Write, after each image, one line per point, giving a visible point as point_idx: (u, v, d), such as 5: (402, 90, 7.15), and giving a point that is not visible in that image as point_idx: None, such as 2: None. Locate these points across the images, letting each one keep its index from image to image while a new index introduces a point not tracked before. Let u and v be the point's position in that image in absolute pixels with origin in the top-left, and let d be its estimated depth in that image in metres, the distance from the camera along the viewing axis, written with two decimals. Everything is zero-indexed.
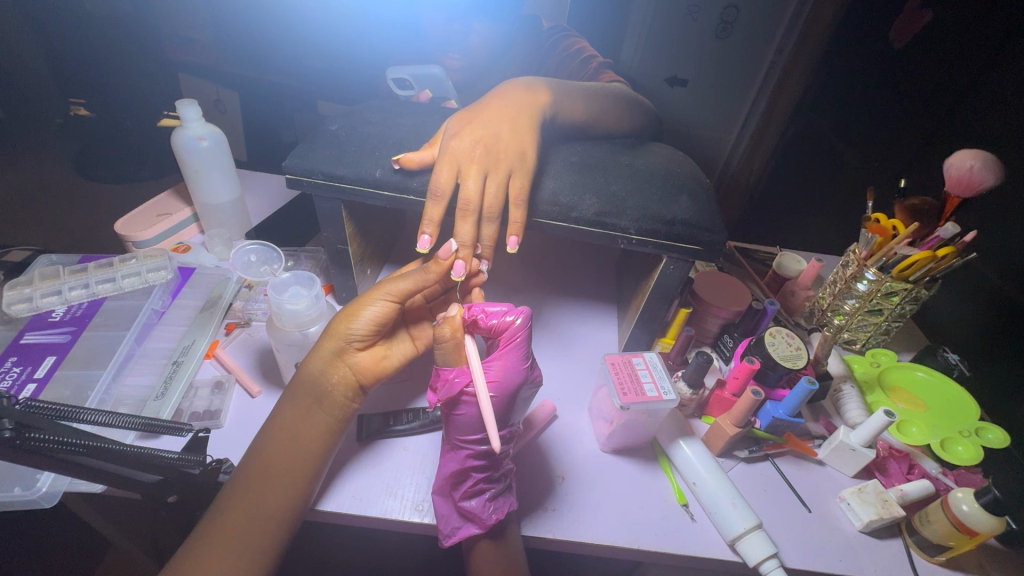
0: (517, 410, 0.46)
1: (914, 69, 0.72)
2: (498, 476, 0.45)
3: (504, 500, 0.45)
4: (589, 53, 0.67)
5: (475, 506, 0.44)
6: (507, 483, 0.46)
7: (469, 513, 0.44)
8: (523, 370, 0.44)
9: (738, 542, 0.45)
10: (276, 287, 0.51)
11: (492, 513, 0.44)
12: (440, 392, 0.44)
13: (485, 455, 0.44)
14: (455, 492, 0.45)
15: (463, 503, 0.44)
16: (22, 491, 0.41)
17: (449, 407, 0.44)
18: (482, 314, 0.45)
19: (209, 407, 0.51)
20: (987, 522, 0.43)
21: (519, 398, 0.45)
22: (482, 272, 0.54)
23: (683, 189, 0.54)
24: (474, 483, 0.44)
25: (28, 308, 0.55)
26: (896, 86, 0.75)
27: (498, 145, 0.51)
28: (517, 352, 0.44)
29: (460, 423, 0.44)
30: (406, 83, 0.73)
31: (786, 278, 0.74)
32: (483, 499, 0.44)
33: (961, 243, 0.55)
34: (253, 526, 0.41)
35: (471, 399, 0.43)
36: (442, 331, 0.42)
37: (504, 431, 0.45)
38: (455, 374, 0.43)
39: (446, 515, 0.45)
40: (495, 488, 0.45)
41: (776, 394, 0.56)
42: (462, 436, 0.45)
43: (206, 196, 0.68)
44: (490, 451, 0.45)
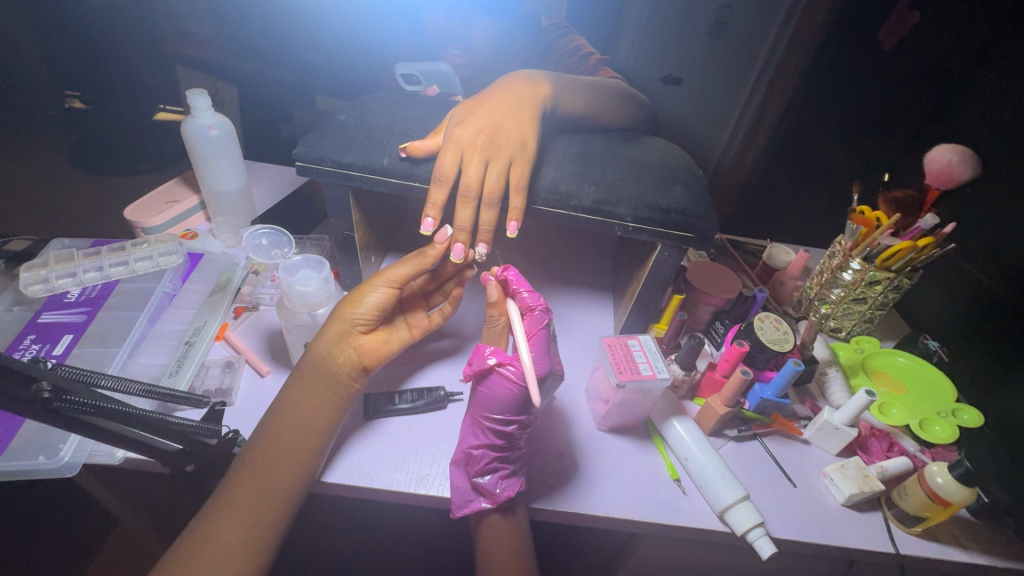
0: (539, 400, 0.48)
1: (905, 65, 0.73)
2: (513, 453, 0.48)
3: (515, 479, 0.47)
4: (588, 50, 0.73)
5: (487, 482, 0.46)
6: (518, 465, 0.48)
7: (481, 488, 0.46)
8: (546, 362, 0.46)
9: (727, 513, 0.48)
10: (287, 269, 0.53)
11: (501, 488, 0.46)
12: (472, 366, 0.48)
13: (505, 435, 0.47)
14: (471, 468, 0.47)
15: (475, 478, 0.47)
16: (46, 459, 0.42)
17: (479, 380, 0.48)
18: (518, 286, 0.50)
19: (220, 385, 0.53)
20: (959, 493, 0.46)
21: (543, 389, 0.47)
22: (474, 266, 0.58)
23: (677, 179, 0.57)
24: (490, 460, 0.47)
25: (44, 288, 0.57)
26: (887, 85, 0.76)
27: (501, 135, 0.53)
28: (540, 343, 0.46)
29: (488, 400, 0.47)
30: (414, 78, 0.76)
31: (775, 269, 0.77)
32: (497, 476, 0.47)
33: (942, 234, 0.58)
34: (265, 494, 0.42)
35: (501, 376, 0.47)
36: (494, 313, 0.50)
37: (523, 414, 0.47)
38: (491, 350, 0.47)
39: (457, 487, 0.47)
40: (508, 468, 0.47)
41: (764, 376, 0.59)
42: (485, 416, 0.47)
43: (214, 184, 0.69)
44: (511, 433, 0.47)
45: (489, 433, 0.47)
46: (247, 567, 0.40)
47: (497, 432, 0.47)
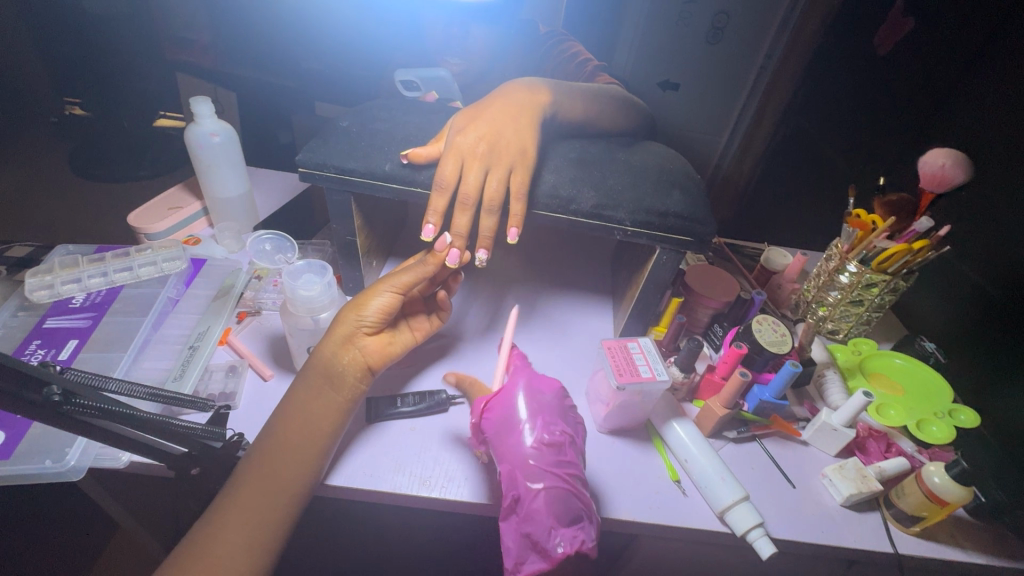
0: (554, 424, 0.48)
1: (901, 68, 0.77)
2: (575, 506, 0.43)
3: (576, 530, 0.41)
4: (585, 57, 0.73)
5: (538, 534, 0.41)
6: (579, 515, 0.42)
7: (534, 544, 0.41)
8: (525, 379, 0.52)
9: (727, 514, 0.48)
10: (291, 274, 0.53)
11: (569, 540, 0.41)
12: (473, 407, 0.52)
13: (537, 478, 0.44)
14: (520, 525, 0.43)
15: (526, 532, 0.42)
16: (53, 463, 0.43)
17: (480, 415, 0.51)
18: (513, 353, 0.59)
19: (224, 389, 0.53)
20: (956, 492, 0.47)
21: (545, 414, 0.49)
22: (461, 271, 0.58)
23: (675, 184, 0.57)
24: (533, 510, 0.43)
25: (50, 294, 0.57)
26: (889, 85, 0.79)
27: (501, 141, 0.54)
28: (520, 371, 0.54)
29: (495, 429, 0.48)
30: (413, 85, 0.75)
31: (774, 271, 0.77)
32: (550, 528, 0.41)
33: (936, 236, 0.58)
34: (268, 499, 0.43)
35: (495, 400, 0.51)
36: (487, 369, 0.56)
37: (545, 446, 0.46)
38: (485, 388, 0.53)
39: (510, 546, 0.43)
40: (561, 516, 0.42)
41: (762, 377, 0.60)
42: (509, 459, 0.46)
43: (216, 190, 0.70)
44: (544, 475, 0.44)
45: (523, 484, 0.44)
46: (251, 569, 0.41)
47: (534, 481, 0.44)
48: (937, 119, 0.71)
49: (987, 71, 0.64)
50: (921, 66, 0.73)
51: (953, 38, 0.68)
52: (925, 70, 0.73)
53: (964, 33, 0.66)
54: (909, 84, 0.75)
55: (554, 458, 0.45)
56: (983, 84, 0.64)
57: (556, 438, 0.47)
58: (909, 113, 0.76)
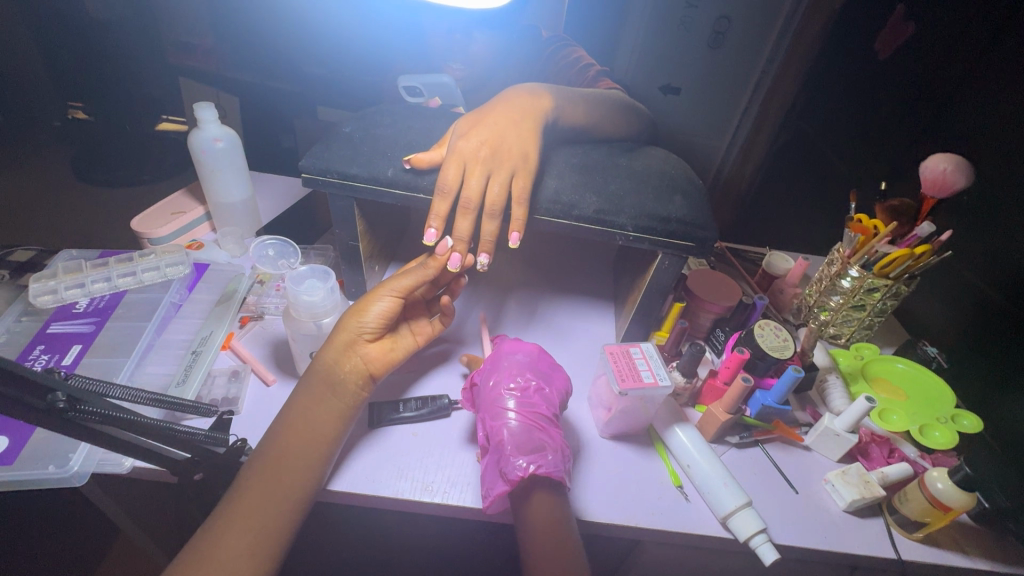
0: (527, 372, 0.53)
1: (901, 72, 0.77)
2: (536, 440, 0.47)
3: (535, 457, 0.45)
4: (586, 62, 0.73)
5: (503, 459, 0.46)
6: (540, 447, 0.46)
7: (500, 469, 0.46)
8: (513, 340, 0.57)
9: (730, 519, 0.48)
10: (294, 279, 0.53)
11: (527, 463, 0.44)
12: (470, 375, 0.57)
13: (505, 414, 0.49)
14: (493, 457, 0.47)
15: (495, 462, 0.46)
16: (56, 469, 0.43)
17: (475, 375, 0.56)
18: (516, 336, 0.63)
19: (227, 394, 0.53)
20: (959, 498, 0.47)
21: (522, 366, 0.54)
22: (464, 275, 0.58)
23: (676, 189, 0.57)
24: (501, 440, 0.47)
25: (54, 299, 0.57)
26: (889, 89, 0.79)
27: (503, 147, 0.54)
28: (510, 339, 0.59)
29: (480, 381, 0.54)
30: (417, 90, 0.71)
31: (776, 276, 0.77)
32: (512, 454, 0.45)
33: (938, 241, 0.58)
34: (270, 504, 0.43)
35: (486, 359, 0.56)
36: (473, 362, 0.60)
37: (515, 390, 0.51)
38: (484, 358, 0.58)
39: (484, 477, 0.47)
40: (522, 445, 0.46)
41: (764, 382, 0.60)
42: (486, 401, 0.51)
43: (219, 195, 0.70)
44: (511, 411, 0.49)
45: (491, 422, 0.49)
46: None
47: (501, 419, 0.48)
48: (937, 122, 0.71)
49: (986, 76, 0.64)
50: (921, 71, 0.74)
51: (953, 43, 0.68)
52: (925, 74, 0.73)
53: (964, 38, 0.67)
54: (908, 88, 0.76)
55: (522, 400, 0.50)
56: (982, 88, 0.64)
57: (522, 385, 0.51)
58: (908, 117, 0.76)
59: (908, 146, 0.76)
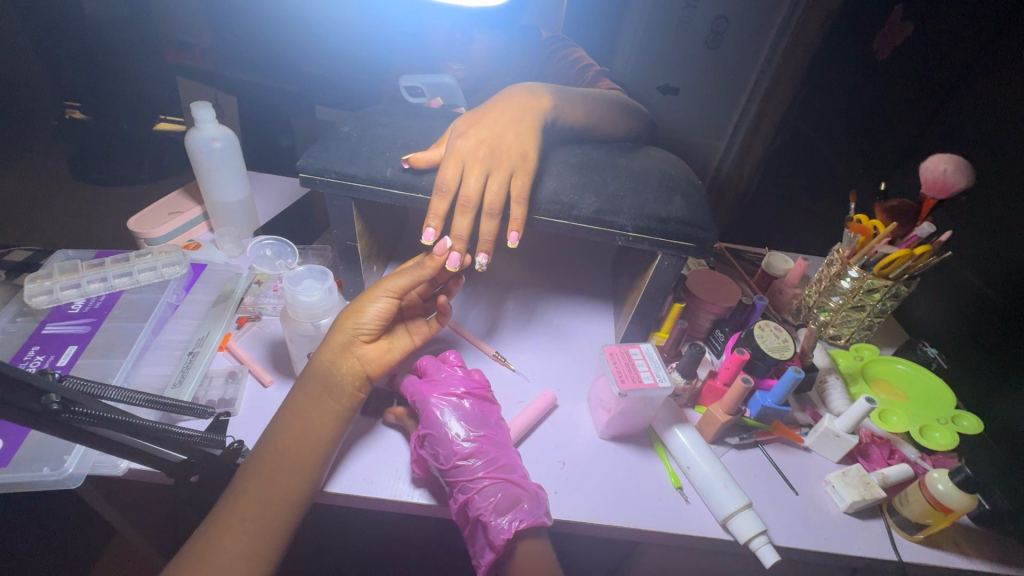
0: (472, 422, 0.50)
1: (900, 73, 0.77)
2: (511, 495, 0.46)
3: (517, 515, 0.44)
4: (586, 62, 0.73)
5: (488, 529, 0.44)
6: (518, 499, 0.46)
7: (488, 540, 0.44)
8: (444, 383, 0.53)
9: (730, 521, 0.48)
10: (291, 280, 0.53)
11: (511, 523, 0.44)
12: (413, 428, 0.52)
13: (467, 478, 0.46)
14: (474, 526, 0.46)
15: (481, 531, 0.45)
16: (50, 471, 0.42)
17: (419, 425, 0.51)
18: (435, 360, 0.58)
19: (223, 395, 0.53)
20: (961, 499, 0.47)
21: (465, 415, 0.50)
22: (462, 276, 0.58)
23: (676, 190, 0.57)
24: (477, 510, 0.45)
25: (49, 300, 0.57)
26: (887, 90, 0.80)
27: (501, 146, 0.54)
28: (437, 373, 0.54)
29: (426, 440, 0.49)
30: (418, 91, 0.71)
31: (775, 276, 0.77)
32: (496, 520, 0.44)
33: (937, 242, 0.58)
34: (267, 506, 0.42)
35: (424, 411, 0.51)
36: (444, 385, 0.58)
37: (464, 448, 0.47)
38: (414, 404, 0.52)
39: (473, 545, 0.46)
40: (500, 508, 0.45)
41: (765, 384, 0.59)
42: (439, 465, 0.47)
43: (216, 195, 0.70)
44: (470, 476, 0.46)
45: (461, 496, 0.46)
46: None
47: (471, 488, 0.46)
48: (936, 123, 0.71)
49: (985, 76, 0.64)
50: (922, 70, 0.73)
51: (951, 44, 0.68)
52: (925, 75, 0.73)
53: (962, 38, 0.67)
54: (906, 88, 0.76)
55: (481, 461, 0.47)
56: (981, 88, 0.64)
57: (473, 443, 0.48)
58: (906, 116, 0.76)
59: (906, 147, 0.76)
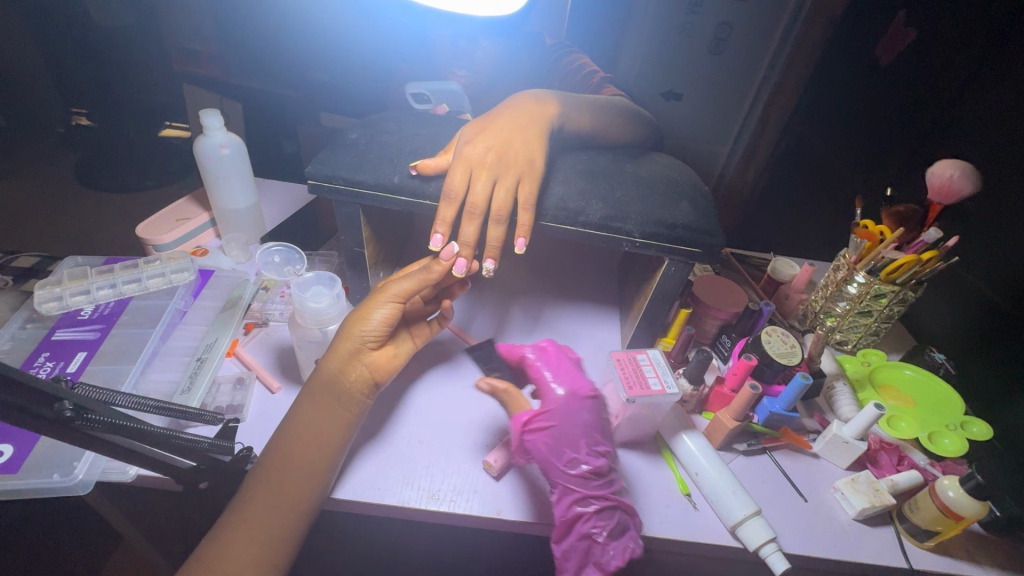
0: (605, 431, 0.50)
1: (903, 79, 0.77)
2: (620, 515, 0.46)
3: (626, 538, 0.44)
4: (592, 69, 0.72)
5: (596, 546, 0.44)
6: (620, 519, 0.46)
7: (592, 556, 0.44)
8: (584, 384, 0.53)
9: (739, 528, 0.48)
10: (299, 286, 0.53)
11: (618, 546, 0.44)
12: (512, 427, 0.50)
13: (591, 489, 0.46)
14: (571, 537, 0.45)
15: (579, 543, 0.45)
16: (61, 478, 0.43)
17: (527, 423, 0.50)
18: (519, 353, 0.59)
19: (231, 402, 0.53)
20: (972, 507, 0.46)
21: (598, 419, 0.50)
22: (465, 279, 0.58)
23: (683, 196, 0.57)
24: (592, 524, 0.45)
25: (59, 306, 0.57)
26: (890, 98, 0.79)
27: (508, 153, 0.54)
28: (568, 370, 0.55)
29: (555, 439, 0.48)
30: (423, 97, 0.72)
31: (781, 282, 0.76)
32: (604, 539, 0.44)
33: (945, 247, 0.59)
34: (274, 513, 0.42)
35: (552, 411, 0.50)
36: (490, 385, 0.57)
37: (597, 459, 0.47)
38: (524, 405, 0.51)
39: (560, 556, 0.46)
40: (608, 527, 0.45)
41: (772, 390, 0.59)
42: (563, 471, 0.47)
43: (224, 202, 0.70)
44: (597, 489, 0.46)
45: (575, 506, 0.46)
46: None
47: (586, 500, 0.46)
48: None
49: None
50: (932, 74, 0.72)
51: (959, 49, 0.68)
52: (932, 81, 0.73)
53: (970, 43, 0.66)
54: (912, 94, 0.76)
55: (596, 475, 0.47)
56: None
57: (597, 453, 0.48)
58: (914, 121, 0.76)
59: None
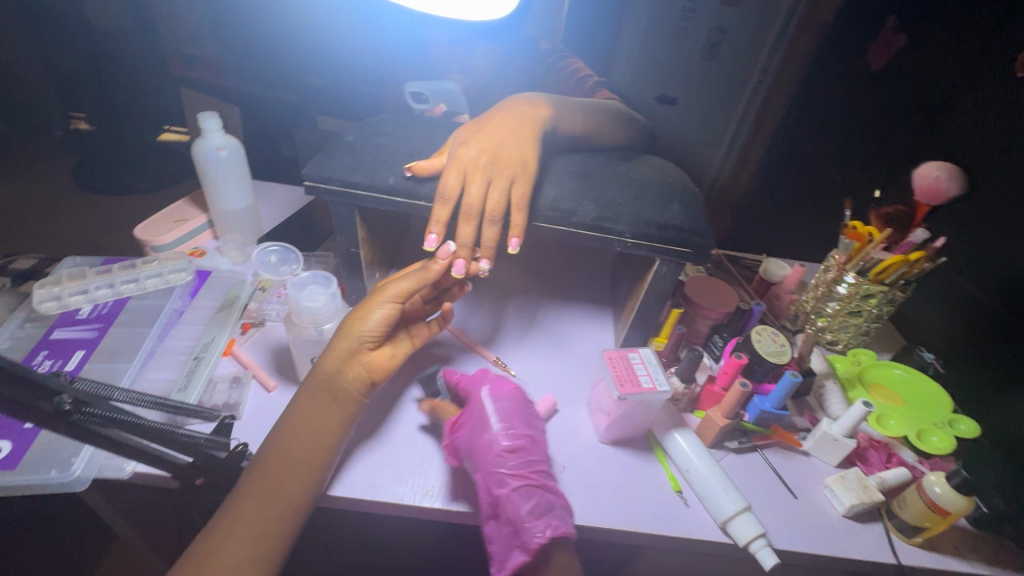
0: (526, 421, 0.52)
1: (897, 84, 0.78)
2: (546, 498, 0.46)
3: (552, 517, 0.44)
4: (587, 74, 0.74)
5: (522, 525, 0.44)
6: (553, 502, 0.46)
7: (519, 538, 0.44)
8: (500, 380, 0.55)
9: (729, 524, 0.48)
10: (296, 285, 0.54)
11: (546, 527, 0.43)
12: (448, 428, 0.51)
13: (511, 471, 0.47)
14: (502, 521, 0.45)
15: (511, 527, 0.44)
16: (58, 473, 0.43)
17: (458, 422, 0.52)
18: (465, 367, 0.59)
19: (228, 400, 0.53)
20: (958, 502, 0.47)
21: (522, 412, 0.52)
22: (467, 282, 0.59)
23: (674, 197, 0.58)
24: (513, 501, 0.45)
25: (57, 305, 0.58)
26: (886, 102, 0.80)
27: (502, 155, 0.55)
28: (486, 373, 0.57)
29: (472, 426, 0.50)
30: (422, 97, 0.75)
31: (773, 282, 0.78)
32: (531, 517, 0.44)
33: (932, 247, 0.60)
34: (270, 508, 0.43)
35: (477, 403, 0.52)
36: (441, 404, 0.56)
37: (511, 441, 0.49)
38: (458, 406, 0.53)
39: (497, 546, 0.45)
40: (536, 507, 0.45)
41: (763, 389, 0.60)
42: (482, 456, 0.48)
43: (221, 204, 0.71)
44: (512, 470, 0.47)
45: (495, 489, 0.46)
46: None
47: (505, 480, 0.46)
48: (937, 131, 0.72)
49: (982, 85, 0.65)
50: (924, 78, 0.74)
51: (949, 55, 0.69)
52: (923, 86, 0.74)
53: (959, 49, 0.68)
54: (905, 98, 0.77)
55: (517, 458, 0.48)
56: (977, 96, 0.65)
57: (518, 438, 0.49)
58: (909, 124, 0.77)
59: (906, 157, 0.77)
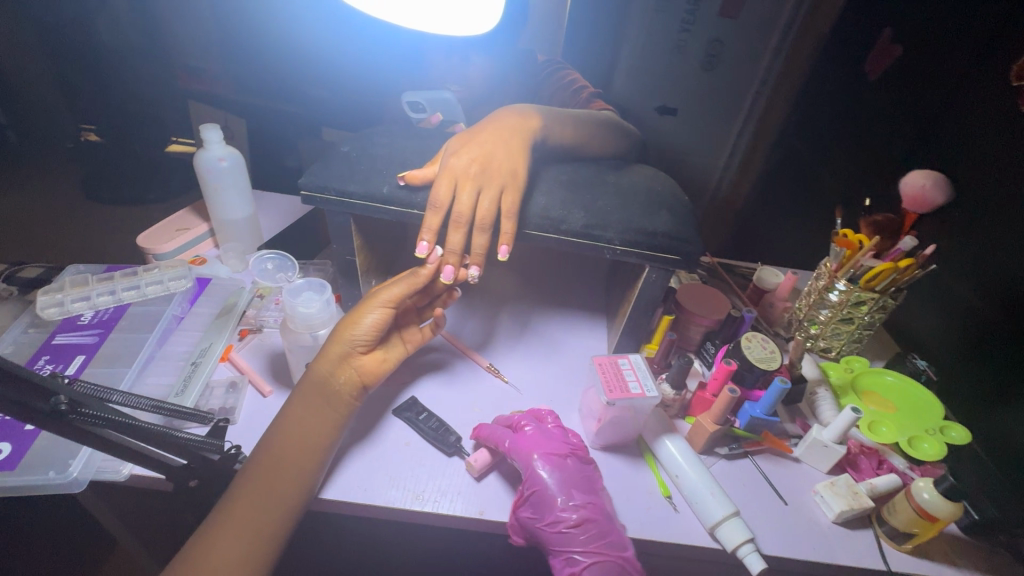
0: (587, 486, 0.49)
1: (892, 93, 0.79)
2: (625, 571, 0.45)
3: None
4: (582, 85, 0.77)
5: None
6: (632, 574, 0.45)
7: None
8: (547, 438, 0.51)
9: (717, 529, 0.49)
10: (291, 292, 0.55)
11: None
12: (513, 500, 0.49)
13: (582, 547, 0.45)
14: None
15: None
16: (56, 474, 0.44)
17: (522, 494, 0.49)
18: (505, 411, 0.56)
19: (224, 404, 0.54)
20: (946, 507, 0.47)
21: (579, 475, 0.49)
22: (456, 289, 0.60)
23: (663, 205, 0.59)
24: None
25: (60, 311, 0.59)
26: (882, 111, 0.81)
27: (492, 164, 0.56)
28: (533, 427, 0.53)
29: (538, 503, 0.48)
30: (419, 106, 0.74)
31: (766, 290, 0.78)
32: None
33: (921, 255, 0.60)
34: (262, 511, 0.44)
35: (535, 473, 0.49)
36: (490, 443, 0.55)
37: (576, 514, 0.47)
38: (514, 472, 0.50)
39: None
40: None
41: (752, 394, 0.61)
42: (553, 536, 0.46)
43: (221, 213, 0.72)
44: (582, 546, 0.46)
45: (569, 568, 0.46)
46: None
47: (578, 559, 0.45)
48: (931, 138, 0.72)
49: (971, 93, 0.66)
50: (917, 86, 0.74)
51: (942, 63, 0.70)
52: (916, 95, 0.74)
53: (951, 57, 0.68)
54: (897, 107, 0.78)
55: (585, 531, 0.46)
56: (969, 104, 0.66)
57: (582, 512, 0.47)
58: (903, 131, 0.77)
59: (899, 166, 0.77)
